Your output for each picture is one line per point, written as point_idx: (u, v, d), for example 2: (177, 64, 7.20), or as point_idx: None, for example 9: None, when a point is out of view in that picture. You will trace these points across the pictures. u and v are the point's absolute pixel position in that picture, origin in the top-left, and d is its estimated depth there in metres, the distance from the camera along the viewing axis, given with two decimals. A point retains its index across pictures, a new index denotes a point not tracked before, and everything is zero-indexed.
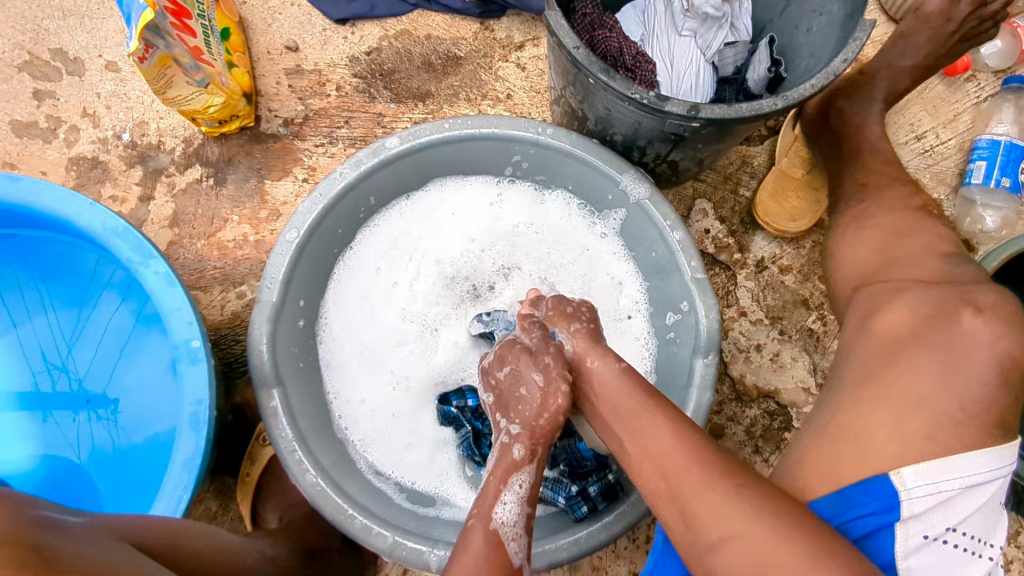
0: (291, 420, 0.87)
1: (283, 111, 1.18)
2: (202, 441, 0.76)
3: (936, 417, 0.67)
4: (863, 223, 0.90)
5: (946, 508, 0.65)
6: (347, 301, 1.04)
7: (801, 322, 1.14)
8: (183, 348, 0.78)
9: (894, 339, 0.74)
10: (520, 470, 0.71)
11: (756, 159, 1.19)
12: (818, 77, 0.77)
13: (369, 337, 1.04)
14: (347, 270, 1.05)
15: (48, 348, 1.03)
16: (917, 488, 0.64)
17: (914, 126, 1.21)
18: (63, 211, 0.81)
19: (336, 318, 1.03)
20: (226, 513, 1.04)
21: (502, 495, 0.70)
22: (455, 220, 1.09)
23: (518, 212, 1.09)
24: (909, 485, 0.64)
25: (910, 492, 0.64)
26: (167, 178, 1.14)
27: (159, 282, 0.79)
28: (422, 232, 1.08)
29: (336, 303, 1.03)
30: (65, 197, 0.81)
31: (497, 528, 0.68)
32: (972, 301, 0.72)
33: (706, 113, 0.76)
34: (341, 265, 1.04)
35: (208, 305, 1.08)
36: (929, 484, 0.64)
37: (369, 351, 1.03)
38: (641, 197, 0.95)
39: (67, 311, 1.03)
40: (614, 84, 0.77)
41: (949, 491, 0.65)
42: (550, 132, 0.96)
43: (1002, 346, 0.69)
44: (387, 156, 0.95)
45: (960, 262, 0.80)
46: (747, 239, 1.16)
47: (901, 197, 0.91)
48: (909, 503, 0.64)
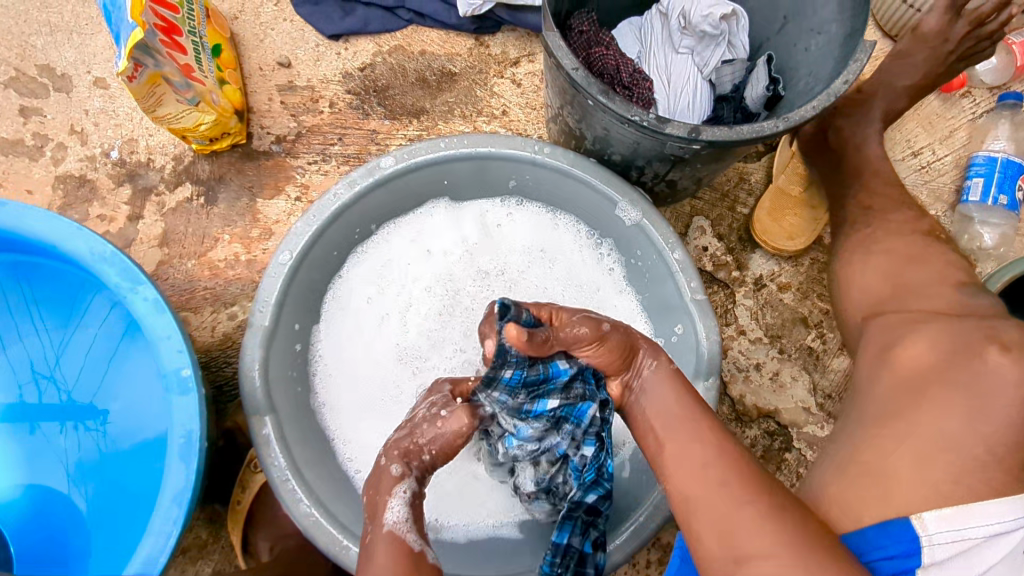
0: (284, 447, 0.85)
1: (275, 128, 1.16)
2: (192, 474, 0.73)
3: (946, 451, 0.66)
4: (870, 248, 0.89)
5: (974, 556, 0.62)
6: (336, 334, 1.01)
7: (800, 340, 1.13)
8: (172, 377, 0.75)
9: None
10: (401, 482, 0.72)
11: (753, 176, 1.18)
12: (819, 99, 0.76)
13: (359, 371, 1.00)
14: (337, 300, 1.02)
15: (36, 358, 1.00)
16: (940, 534, 0.62)
17: (911, 142, 1.21)
18: (51, 238, 0.78)
19: (325, 351, 1.00)
20: (218, 541, 1.00)
21: (390, 501, 0.70)
22: (449, 241, 1.06)
23: (512, 237, 1.06)
24: (931, 530, 0.62)
25: (932, 538, 0.62)
26: (157, 197, 1.12)
27: (147, 308, 0.76)
28: (413, 260, 1.05)
29: (325, 336, 1.00)
30: (46, 219, 0.78)
31: (391, 528, 0.69)
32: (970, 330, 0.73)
33: (707, 136, 0.75)
34: (330, 296, 1.02)
35: (199, 327, 1.06)
36: (953, 530, 0.62)
37: (359, 385, 0.99)
38: (634, 219, 0.95)
39: (52, 332, 1.00)
40: (613, 106, 0.76)
41: (975, 539, 0.62)
42: (546, 152, 0.95)
43: (1013, 377, 0.67)
44: (383, 176, 0.93)
45: (976, 292, 0.80)
46: (745, 257, 1.15)
47: (901, 218, 0.91)
48: (931, 551, 0.62)
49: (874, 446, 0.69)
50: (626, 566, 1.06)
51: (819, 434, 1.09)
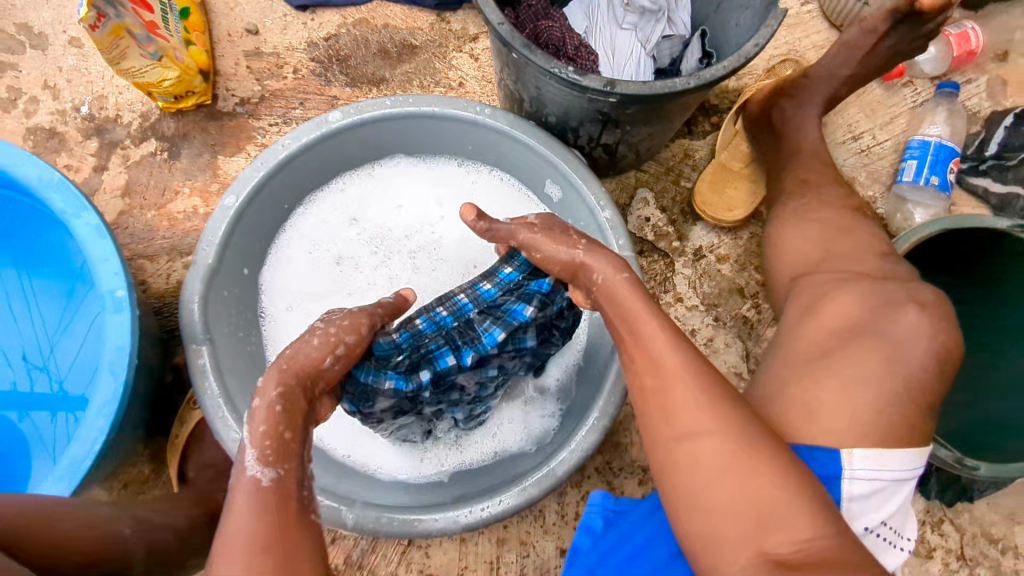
0: (218, 378, 0.89)
1: (240, 91, 1.21)
2: (119, 387, 0.77)
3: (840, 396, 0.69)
4: (802, 216, 0.93)
5: (882, 499, 0.68)
6: (297, 266, 1.07)
7: (735, 310, 1.16)
8: (107, 297, 0.79)
9: None
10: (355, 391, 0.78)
11: (698, 153, 1.23)
12: (729, 60, 0.81)
13: (306, 308, 1.06)
14: (290, 239, 1.07)
15: (31, 345, 1.04)
16: (861, 469, 0.66)
17: (852, 127, 1.25)
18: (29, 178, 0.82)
19: (276, 279, 1.06)
20: (158, 477, 1.05)
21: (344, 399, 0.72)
22: (409, 191, 1.12)
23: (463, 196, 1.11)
24: (855, 465, 0.66)
25: (854, 471, 0.66)
26: (122, 150, 1.17)
27: (89, 233, 0.81)
28: (373, 206, 1.11)
29: (278, 271, 1.06)
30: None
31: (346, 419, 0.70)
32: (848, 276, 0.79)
33: (622, 89, 0.80)
34: (283, 237, 1.07)
35: (155, 273, 1.12)
36: (874, 468, 0.66)
37: (308, 327, 1.05)
38: (558, 195, 1.04)
39: (44, 304, 1.04)
40: (535, 58, 0.80)
41: (887, 481, 0.67)
42: (488, 113, 1.00)
43: None
44: (329, 129, 0.98)
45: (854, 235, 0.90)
46: (686, 229, 1.19)
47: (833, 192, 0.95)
48: (850, 482, 0.66)
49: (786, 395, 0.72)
50: (555, 518, 1.08)
51: None
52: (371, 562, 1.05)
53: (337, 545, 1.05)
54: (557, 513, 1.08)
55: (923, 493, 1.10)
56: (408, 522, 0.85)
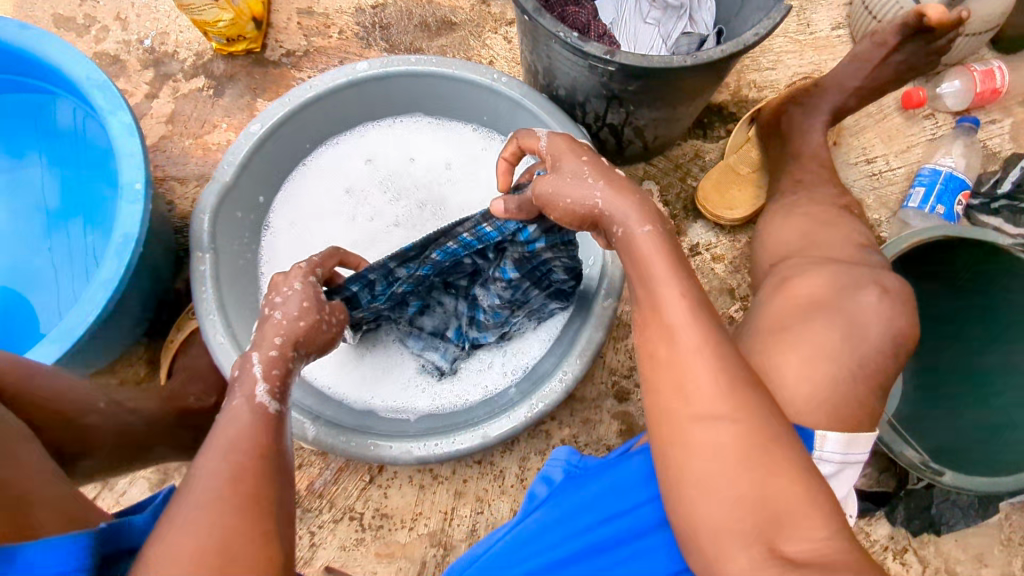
0: (215, 285, 0.96)
1: (288, 43, 1.30)
2: (121, 268, 0.84)
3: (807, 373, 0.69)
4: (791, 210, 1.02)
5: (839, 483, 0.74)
6: (310, 194, 1.14)
7: (723, 309, 1.18)
8: (126, 188, 0.87)
9: None
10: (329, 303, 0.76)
11: (709, 155, 1.26)
12: (727, 45, 0.84)
13: (309, 235, 1.12)
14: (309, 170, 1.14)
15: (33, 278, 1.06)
16: (830, 450, 0.72)
17: (866, 150, 1.27)
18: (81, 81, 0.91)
19: (289, 202, 1.13)
20: (151, 379, 1.12)
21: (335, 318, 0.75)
22: (426, 145, 1.18)
23: (475, 161, 1.17)
24: (826, 446, 0.72)
25: (823, 453, 0.72)
26: (173, 83, 1.28)
27: (121, 130, 0.89)
28: (390, 153, 1.17)
29: (292, 199, 1.13)
30: (58, 47, 0.92)
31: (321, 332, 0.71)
32: None
33: (620, 58, 0.84)
34: (302, 170, 1.14)
35: (182, 196, 1.21)
36: (841, 453, 0.73)
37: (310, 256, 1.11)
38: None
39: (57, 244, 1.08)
40: (543, 21, 0.86)
41: (846, 466, 0.74)
42: (503, 81, 1.05)
43: None
44: (355, 77, 1.05)
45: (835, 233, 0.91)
46: (686, 225, 1.22)
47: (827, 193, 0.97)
48: (817, 463, 0.72)
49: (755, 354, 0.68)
50: (515, 481, 1.09)
51: None
52: (331, 493, 1.08)
53: (302, 471, 1.08)
54: (516, 476, 1.09)
55: (889, 518, 1.08)
56: (364, 445, 0.88)
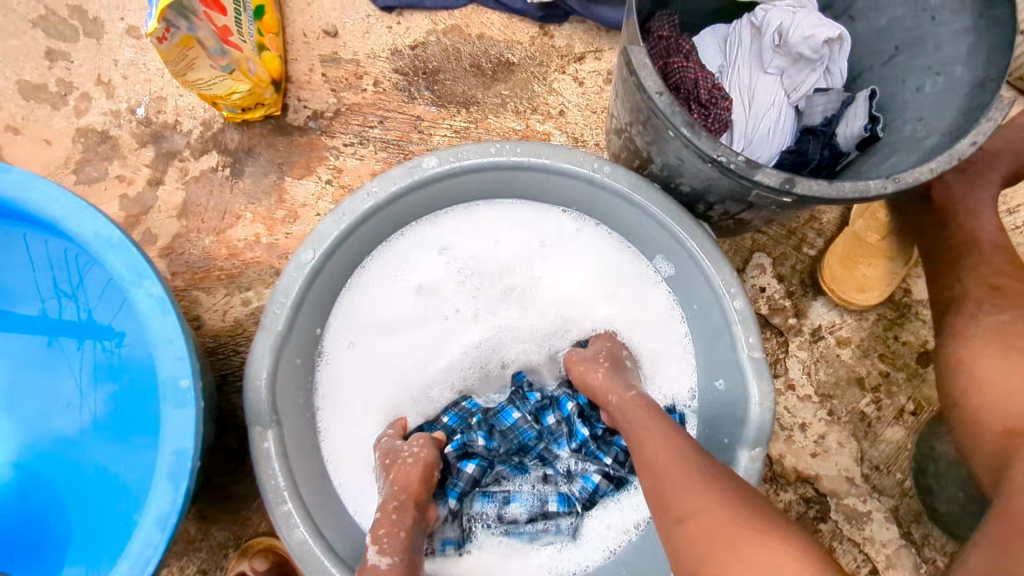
0: (284, 464, 0.78)
1: (313, 102, 1.07)
2: (179, 499, 0.67)
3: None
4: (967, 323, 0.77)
5: None
6: (376, 300, 0.94)
7: (853, 403, 1.03)
8: (169, 387, 0.68)
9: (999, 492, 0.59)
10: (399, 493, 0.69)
11: (826, 215, 1.07)
12: (938, 160, 0.65)
13: (379, 352, 0.93)
14: (372, 273, 0.94)
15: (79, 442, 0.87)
16: None
17: (1007, 197, 1.08)
18: (88, 242, 0.70)
19: (350, 314, 0.93)
20: (206, 538, 0.97)
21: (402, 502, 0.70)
22: (514, 232, 0.97)
23: (569, 250, 0.97)
24: None
25: None
26: (180, 163, 1.05)
27: (150, 306, 0.69)
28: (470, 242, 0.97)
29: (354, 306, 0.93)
30: (38, 186, 0.71)
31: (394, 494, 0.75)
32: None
33: (801, 189, 0.66)
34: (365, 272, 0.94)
35: (210, 308, 1.01)
36: None
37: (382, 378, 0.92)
38: (670, 271, 0.93)
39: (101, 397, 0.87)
40: (698, 141, 0.66)
41: None
42: (607, 171, 0.85)
43: None
44: (423, 176, 0.84)
45: None
46: (805, 304, 1.05)
47: (1004, 290, 0.78)
48: None
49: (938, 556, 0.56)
50: None
51: (859, 508, 1.00)
52: None
53: None
54: None
55: None
56: None
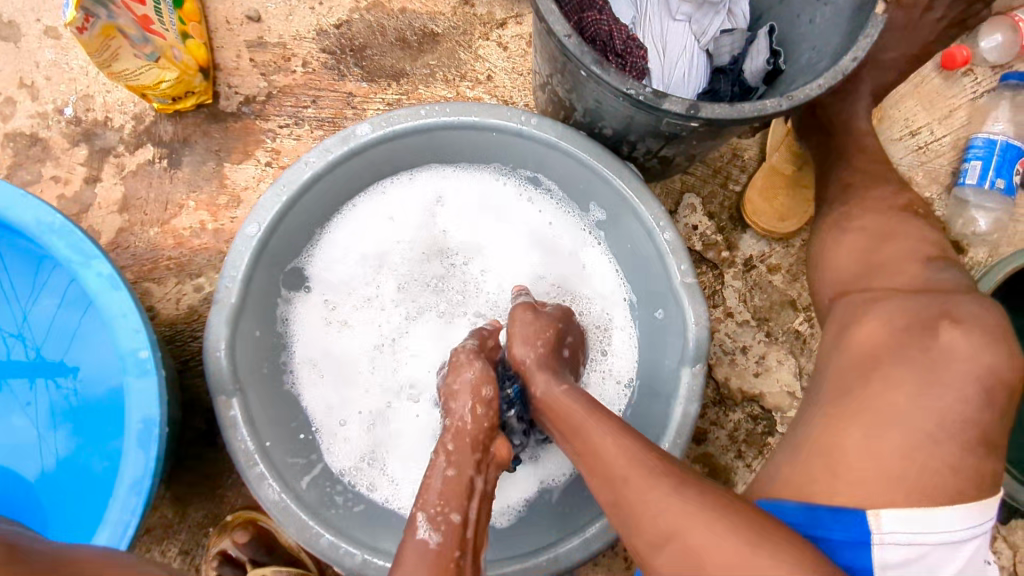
0: (252, 429, 0.81)
1: (244, 88, 1.08)
2: (151, 461, 0.69)
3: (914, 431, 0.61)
4: (845, 226, 0.86)
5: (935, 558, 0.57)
6: (331, 271, 0.98)
7: (788, 324, 1.10)
8: (129, 359, 0.71)
9: (888, 362, 0.67)
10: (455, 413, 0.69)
11: (747, 152, 1.13)
12: (825, 77, 0.71)
13: (338, 320, 0.97)
14: (326, 243, 0.98)
15: (53, 409, 0.92)
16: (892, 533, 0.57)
17: (909, 121, 1.16)
18: (32, 228, 0.73)
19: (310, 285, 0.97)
20: (184, 520, 0.98)
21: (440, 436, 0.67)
22: (459, 200, 1.02)
23: (516, 214, 1.02)
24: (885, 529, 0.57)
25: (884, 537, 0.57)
26: (116, 158, 1.05)
27: (100, 284, 0.71)
28: (416, 213, 1.01)
29: (312, 276, 0.97)
30: None
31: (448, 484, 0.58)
32: (947, 313, 0.67)
33: (706, 113, 0.71)
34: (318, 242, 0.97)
35: (163, 298, 1.02)
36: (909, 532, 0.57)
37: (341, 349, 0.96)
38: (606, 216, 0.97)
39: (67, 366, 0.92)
40: (607, 77, 0.71)
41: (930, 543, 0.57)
42: (534, 123, 0.88)
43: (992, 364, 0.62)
44: (358, 144, 0.87)
45: (965, 267, 0.76)
46: (735, 237, 1.12)
47: (890, 198, 0.87)
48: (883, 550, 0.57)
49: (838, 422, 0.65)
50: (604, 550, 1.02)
51: None
52: None
53: None
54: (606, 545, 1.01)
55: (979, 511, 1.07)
56: None
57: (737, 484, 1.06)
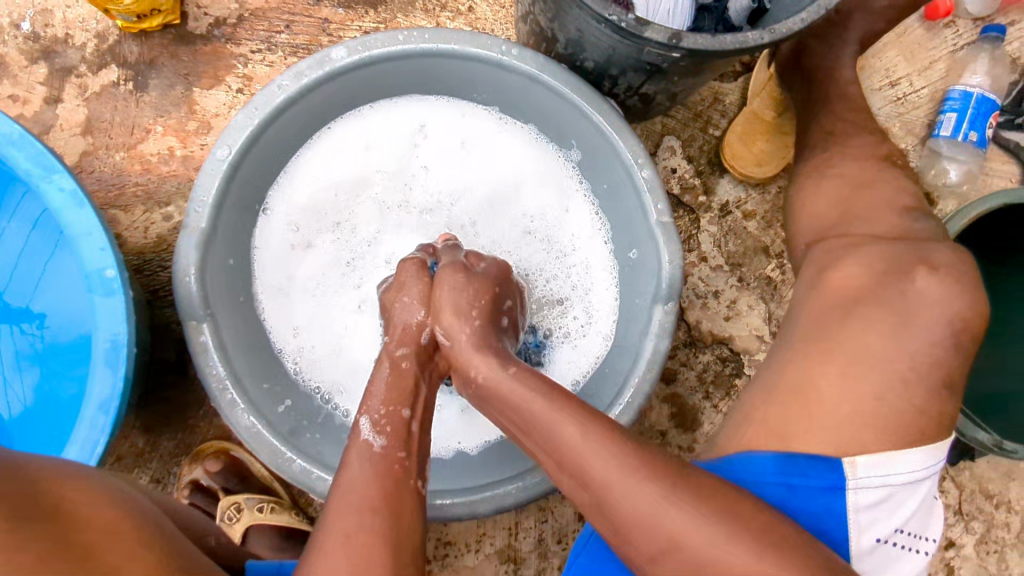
0: (223, 355, 0.80)
1: (214, 9, 1.04)
2: (119, 381, 0.68)
3: (866, 364, 0.64)
4: (826, 172, 0.86)
5: (893, 506, 0.63)
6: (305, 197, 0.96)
7: (760, 270, 1.12)
8: (94, 277, 0.69)
9: (847, 297, 0.69)
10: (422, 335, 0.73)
11: (729, 97, 1.13)
12: (809, 10, 0.70)
13: (310, 247, 0.96)
14: (302, 168, 0.96)
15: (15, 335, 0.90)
16: (866, 477, 0.61)
17: (889, 72, 1.16)
18: None
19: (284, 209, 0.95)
20: (154, 449, 0.98)
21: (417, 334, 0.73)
22: (440, 130, 1.00)
23: (495, 148, 1.00)
24: (858, 474, 0.61)
25: (858, 481, 0.61)
26: (78, 79, 1.01)
27: (63, 199, 0.69)
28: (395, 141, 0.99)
29: (286, 199, 0.95)
30: None
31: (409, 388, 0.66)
32: (923, 259, 0.69)
33: (688, 44, 0.70)
34: (296, 165, 0.95)
35: (130, 226, 1.00)
36: (880, 477, 0.61)
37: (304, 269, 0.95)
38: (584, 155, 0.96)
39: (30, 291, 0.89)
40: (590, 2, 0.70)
41: (894, 485, 0.62)
42: (514, 53, 0.86)
43: (947, 301, 0.65)
44: (333, 69, 0.84)
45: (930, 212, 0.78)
46: (713, 182, 1.12)
47: (862, 144, 0.88)
48: (855, 492, 0.61)
49: (799, 359, 0.68)
50: None
51: None
52: None
53: None
54: None
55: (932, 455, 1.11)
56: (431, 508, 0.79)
57: (704, 423, 1.09)
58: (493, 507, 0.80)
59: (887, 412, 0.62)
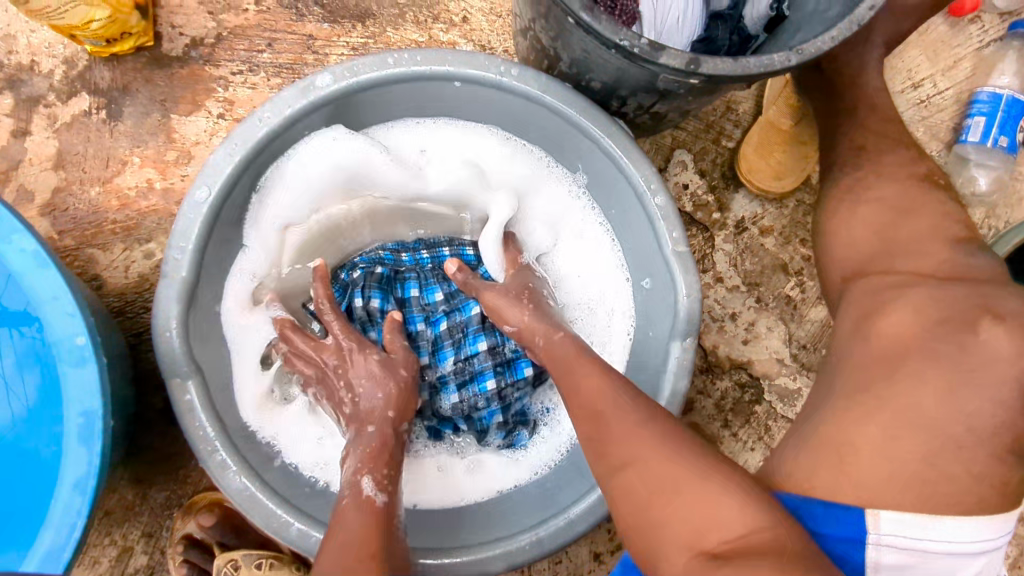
0: (211, 414, 0.75)
1: (190, 28, 0.97)
2: (95, 457, 0.65)
3: (911, 424, 0.58)
4: (854, 197, 0.80)
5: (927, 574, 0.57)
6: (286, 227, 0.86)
7: (779, 289, 1.06)
8: (64, 346, 0.65)
9: (887, 345, 0.63)
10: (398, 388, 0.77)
11: (742, 106, 1.06)
12: (839, 28, 0.64)
13: None
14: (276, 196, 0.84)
15: None
16: (890, 535, 0.56)
17: (912, 73, 1.09)
18: None
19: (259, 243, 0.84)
20: (145, 501, 0.93)
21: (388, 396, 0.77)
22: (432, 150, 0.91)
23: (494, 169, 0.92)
24: (882, 530, 0.56)
25: (880, 537, 0.56)
26: (46, 109, 0.94)
27: (25, 262, 0.65)
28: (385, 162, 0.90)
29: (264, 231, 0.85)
30: None
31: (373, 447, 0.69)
32: (987, 306, 0.62)
33: (707, 69, 0.64)
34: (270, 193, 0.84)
35: (110, 266, 0.93)
36: (909, 538, 0.56)
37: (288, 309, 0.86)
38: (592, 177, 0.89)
39: None
40: (598, 26, 0.63)
41: (927, 551, 0.56)
42: (514, 74, 0.80)
43: (1013, 356, 0.58)
44: (317, 97, 0.78)
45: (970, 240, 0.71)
46: (727, 197, 1.06)
47: (893, 163, 0.81)
48: (875, 549, 0.57)
49: (835, 415, 0.62)
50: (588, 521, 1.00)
51: (791, 386, 1.05)
52: None
53: None
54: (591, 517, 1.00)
55: None
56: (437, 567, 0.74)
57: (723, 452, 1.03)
58: (505, 563, 0.75)
59: (937, 479, 0.57)
